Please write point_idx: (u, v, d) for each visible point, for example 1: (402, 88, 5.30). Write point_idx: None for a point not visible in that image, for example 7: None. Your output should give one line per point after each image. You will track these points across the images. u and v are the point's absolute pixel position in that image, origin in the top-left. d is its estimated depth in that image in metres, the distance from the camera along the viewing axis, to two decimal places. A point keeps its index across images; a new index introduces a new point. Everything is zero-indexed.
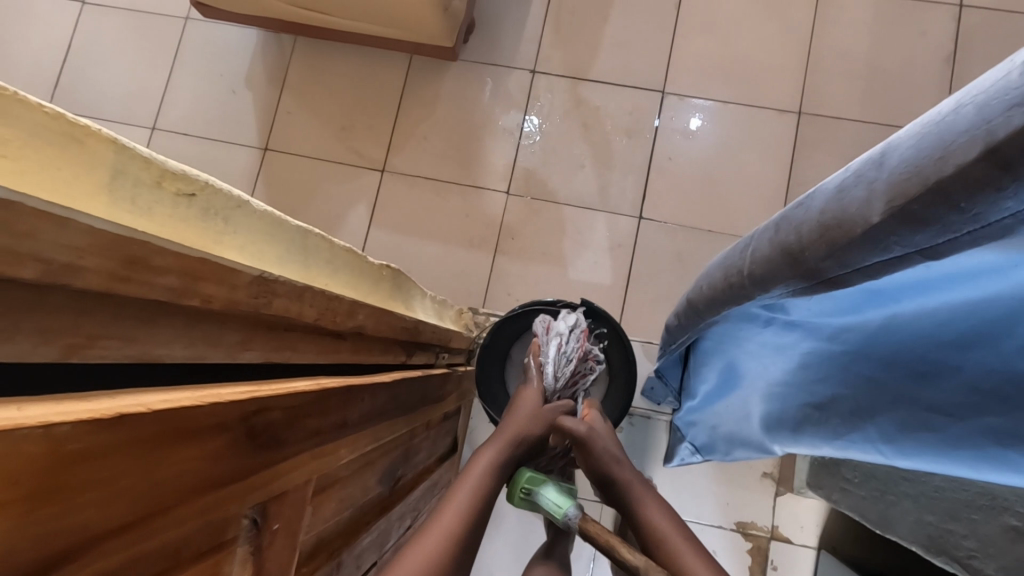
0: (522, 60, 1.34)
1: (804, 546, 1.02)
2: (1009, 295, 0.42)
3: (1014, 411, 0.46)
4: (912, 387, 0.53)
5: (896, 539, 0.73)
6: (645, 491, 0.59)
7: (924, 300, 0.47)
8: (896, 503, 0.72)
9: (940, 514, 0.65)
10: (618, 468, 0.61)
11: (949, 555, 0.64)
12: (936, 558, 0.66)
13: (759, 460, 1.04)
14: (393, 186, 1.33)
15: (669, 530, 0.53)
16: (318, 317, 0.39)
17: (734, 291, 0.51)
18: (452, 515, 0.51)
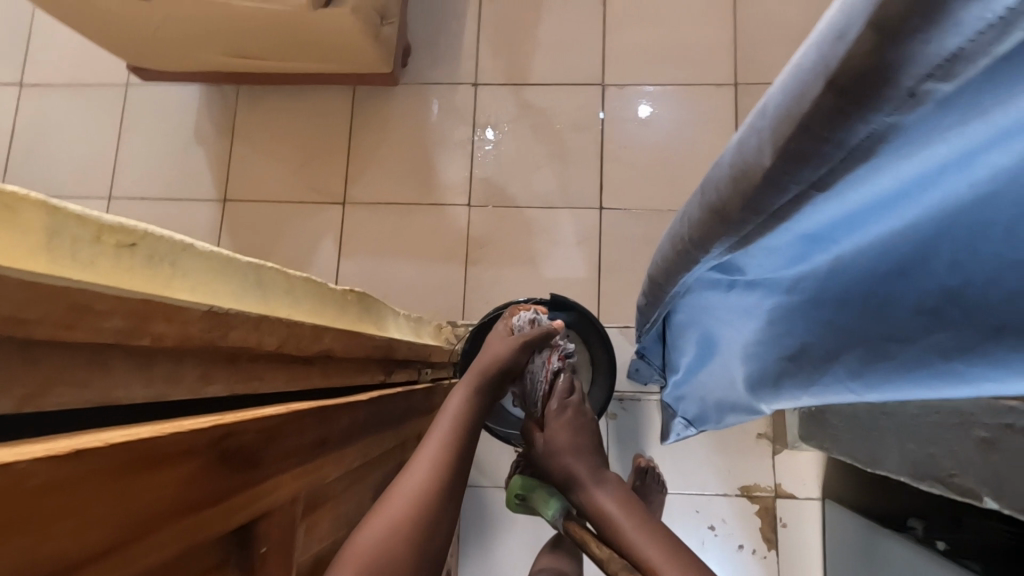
0: (463, 75, 1.37)
1: (809, 499, 1.04)
2: (925, 219, 0.43)
3: (951, 330, 0.47)
4: (870, 321, 0.55)
5: (886, 473, 0.74)
6: (591, 477, 0.64)
7: (858, 230, 0.48)
8: (882, 438, 0.74)
9: (919, 441, 0.67)
10: (577, 468, 0.65)
11: (932, 479, 0.65)
12: (921, 483, 0.67)
13: (753, 422, 1.06)
14: (357, 216, 1.34)
15: (622, 517, 0.59)
16: (281, 344, 0.40)
17: (679, 257, 0.55)
18: (429, 459, 0.54)
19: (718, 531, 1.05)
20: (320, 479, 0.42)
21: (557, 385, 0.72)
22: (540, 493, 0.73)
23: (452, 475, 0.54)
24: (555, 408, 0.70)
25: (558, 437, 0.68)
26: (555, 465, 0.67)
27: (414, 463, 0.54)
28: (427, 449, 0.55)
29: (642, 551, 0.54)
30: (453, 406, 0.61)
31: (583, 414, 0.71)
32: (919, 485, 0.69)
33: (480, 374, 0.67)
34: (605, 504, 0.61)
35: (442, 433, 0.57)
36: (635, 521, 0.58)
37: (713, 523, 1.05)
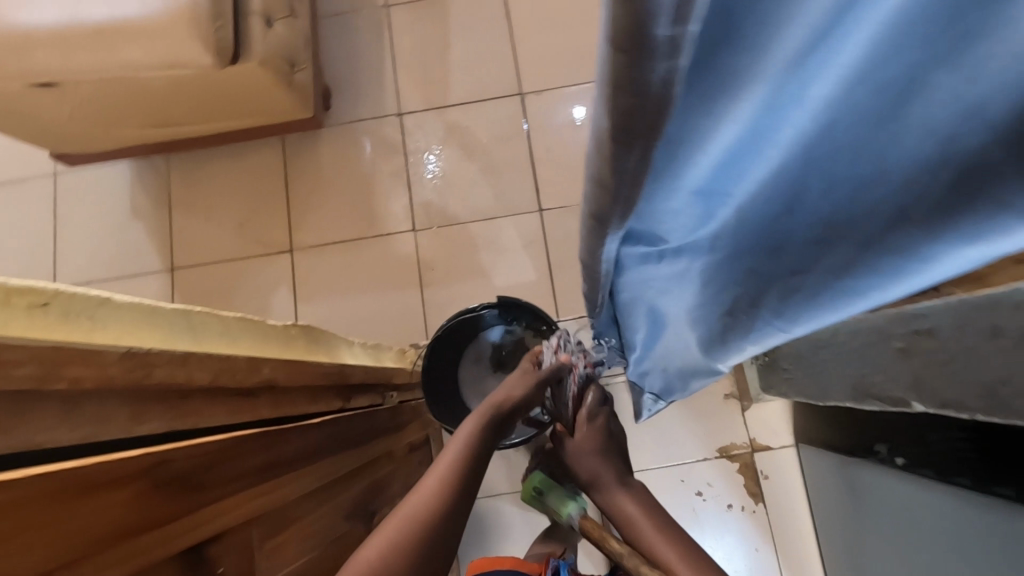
0: (386, 108, 1.41)
1: (784, 447, 1.08)
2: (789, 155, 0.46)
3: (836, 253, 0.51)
4: (776, 258, 0.59)
5: (837, 403, 0.78)
6: (615, 481, 0.67)
7: (733, 178, 0.51)
8: (825, 370, 0.78)
9: (853, 364, 0.71)
10: (603, 474, 0.68)
11: (869, 397, 0.69)
12: (864, 403, 0.71)
13: (717, 384, 1.10)
14: (306, 261, 1.36)
15: (642, 518, 0.62)
16: (215, 378, 0.42)
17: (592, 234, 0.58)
18: (423, 490, 0.54)
19: (706, 496, 1.07)
20: (278, 499, 0.45)
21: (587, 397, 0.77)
22: (557, 494, 0.81)
23: (453, 500, 0.54)
24: (588, 416, 0.75)
25: (587, 440, 0.72)
26: (581, 466, 0.71)
27: (409, 496, 0.54)
28: (438, 472, 0.57)
29: (662, 554, 0.56)
30: (467, 437, 0.62)
31: (611, 426, 0.75)
32: (862, 405, 0.73)
33: (497, 402, 0.69)
34: (625, 505, 0.64)
35: (453, 461, 0.59)
36: (652, 520, 0.62)
37: (701, 489, 1.08)
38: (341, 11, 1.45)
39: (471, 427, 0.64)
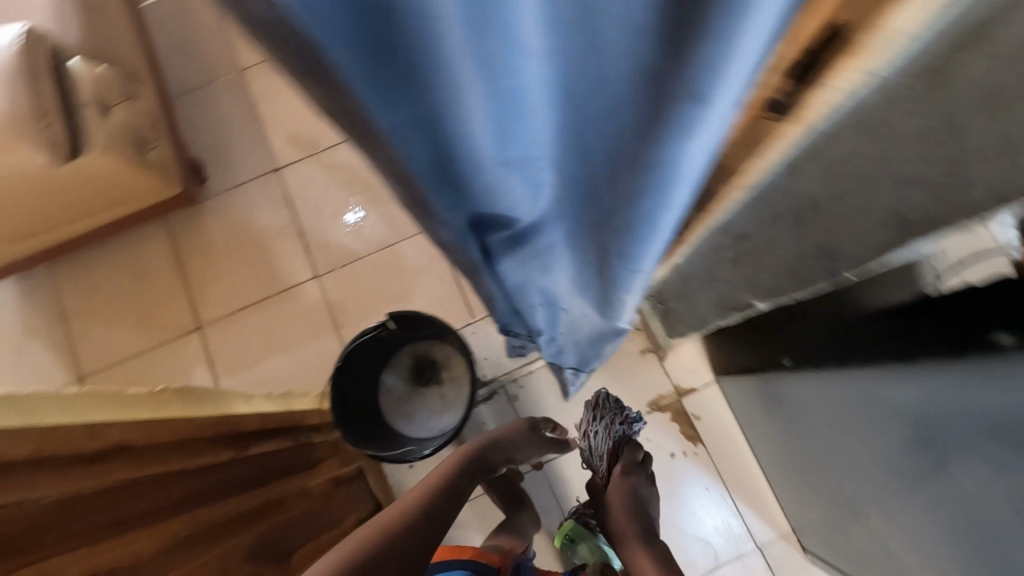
0: (262, 166, 1.42)
1: (707, 384, 1.12)
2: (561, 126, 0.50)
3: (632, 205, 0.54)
4: (599, 206, 0.63)
5: (716, 324, 0.83)
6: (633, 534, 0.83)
7: (529, 149, 0.54)
8: (694, 296, 0.83)
9: (708, 283, 0.76)
10: (627, 526, 0.85)
11: (730, 309, 0.74)
12: (729, 316, 0.75)
13: (631, 343, 1.14)
14: (217, 334, 1.34)
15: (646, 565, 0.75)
16: (38, 449, 0.46)
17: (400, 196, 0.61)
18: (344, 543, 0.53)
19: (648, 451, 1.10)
20: (137, 549, 0.50)
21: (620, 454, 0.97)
22: (585, 546, 1.01)
23: (367, 546, 0.53)
24: (621, 470, 0.94)
25: (618, 492, 0.92)
26: (612, 518, 0.89)
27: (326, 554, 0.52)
28: (415, 499, 0.65)
29: None
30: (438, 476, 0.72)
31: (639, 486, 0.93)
32: (730, 318, 0.77)
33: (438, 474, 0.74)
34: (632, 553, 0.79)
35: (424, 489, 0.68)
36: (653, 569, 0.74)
37: None
38: (195, 85, 1.46)
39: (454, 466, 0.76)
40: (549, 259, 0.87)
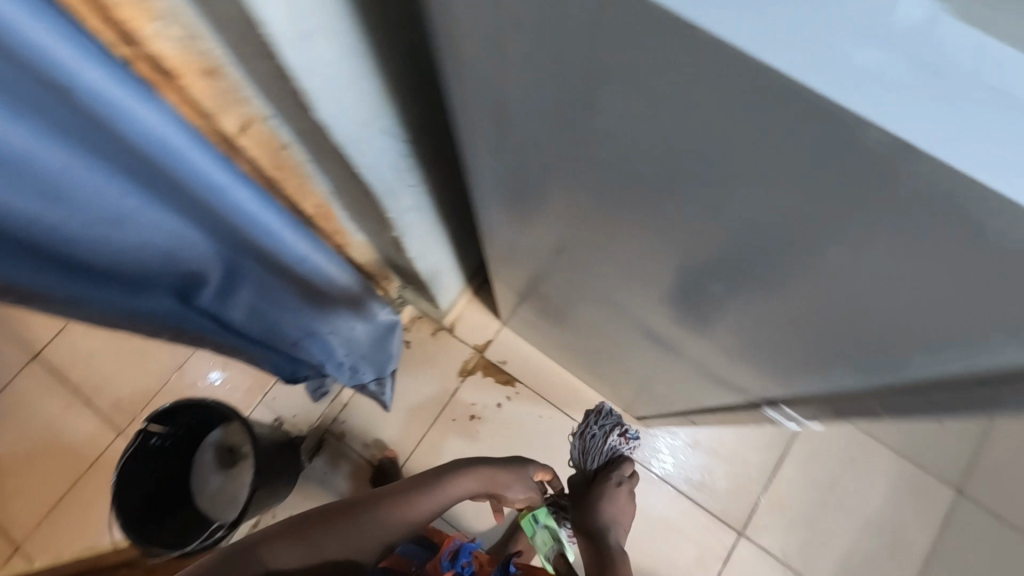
0: (12, 362, 1.34)
1: (498, 329, 1.20)
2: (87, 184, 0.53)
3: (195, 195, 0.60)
4: (209, 224, 0.67)
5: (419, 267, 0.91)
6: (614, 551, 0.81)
7: (88, 217, 0.57)
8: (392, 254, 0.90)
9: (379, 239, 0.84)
10: (610, 542, 0.82)
11: (402, 249, 0.82)
12: (408, 254, 0.84)
13: (419, 331, 1.21)
14: (40, 545, 1.24)
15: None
16: None
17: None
18: None
19: (479, 413, 1.17)
20: None
21: (615, 461, 0.87)
22: (542, 533, 0.85)
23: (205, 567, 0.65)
24: (617, 481, 0.85)
25: (607, 499, 0.84)
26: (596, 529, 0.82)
27: None
28: (406, 508, 0.77)
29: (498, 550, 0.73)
30: (441, 490, 0.79)
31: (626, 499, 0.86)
32: (413, 257, 0.86)
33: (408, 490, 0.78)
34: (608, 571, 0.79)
35: (416, 481, 0.80)
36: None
37: (472, 413, 1.17)
38: None
39: (463, 481, 0.81)
40: (264, 304, 0.89)
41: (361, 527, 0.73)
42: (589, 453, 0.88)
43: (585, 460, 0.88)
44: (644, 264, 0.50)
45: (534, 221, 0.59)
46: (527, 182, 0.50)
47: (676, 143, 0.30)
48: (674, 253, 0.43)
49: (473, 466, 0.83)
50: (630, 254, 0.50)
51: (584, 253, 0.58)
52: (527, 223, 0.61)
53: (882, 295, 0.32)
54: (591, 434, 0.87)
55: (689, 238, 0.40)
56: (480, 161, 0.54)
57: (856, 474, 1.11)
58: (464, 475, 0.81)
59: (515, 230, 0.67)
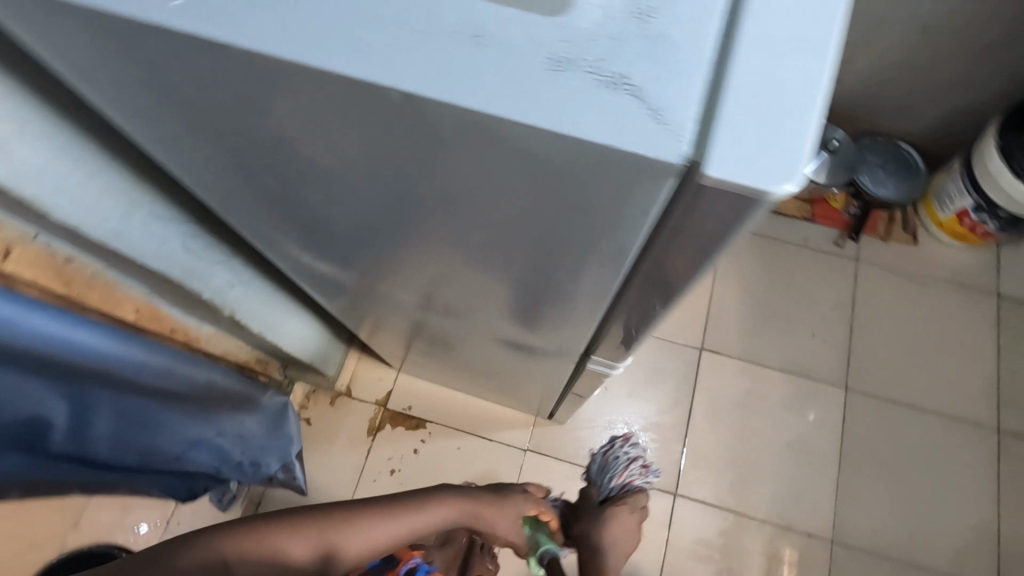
0: None
1: (394, 378, 1.20)
2: None
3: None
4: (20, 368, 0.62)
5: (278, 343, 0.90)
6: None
7: None
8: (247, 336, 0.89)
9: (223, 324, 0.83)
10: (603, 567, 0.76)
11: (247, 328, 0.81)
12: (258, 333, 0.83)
13: (316, 405, 1.18)
14: None
15: None
16: None
17: None
18: None
19: (397, 466, 1.15)
20: None
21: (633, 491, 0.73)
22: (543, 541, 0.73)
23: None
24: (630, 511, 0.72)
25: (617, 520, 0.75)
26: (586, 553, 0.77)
27: None
28: (376, 531, 0.64)
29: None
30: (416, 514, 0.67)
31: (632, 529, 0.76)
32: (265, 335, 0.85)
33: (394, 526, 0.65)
34: None
35: (389, 499, 0.67)
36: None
37: (390, 467, 1.14)
38: None
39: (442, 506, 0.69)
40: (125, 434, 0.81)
41: (332, 553, 0.62)
42: (607, 475, 0.73)
43: (602, 484, 0.74)
44: (429, 277, 0.52)
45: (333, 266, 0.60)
46: (293, 230, 0.51)
47: (334, 160, 0.33)
48: (428, 253, 0.46)
49: (454, 491, 0.70)
50: (411, 269, 0.52)
51: (387, 280, 0.60)
52: (331, 268, 0.63)
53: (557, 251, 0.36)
54: (613, 457, 0.73)
55: (425, 242, 0.42)
56: (250, 227, 0.54)
57: (758, 406, 1.19)
58: (444, 503, 0.68)
59: (331, 280, 0.68)
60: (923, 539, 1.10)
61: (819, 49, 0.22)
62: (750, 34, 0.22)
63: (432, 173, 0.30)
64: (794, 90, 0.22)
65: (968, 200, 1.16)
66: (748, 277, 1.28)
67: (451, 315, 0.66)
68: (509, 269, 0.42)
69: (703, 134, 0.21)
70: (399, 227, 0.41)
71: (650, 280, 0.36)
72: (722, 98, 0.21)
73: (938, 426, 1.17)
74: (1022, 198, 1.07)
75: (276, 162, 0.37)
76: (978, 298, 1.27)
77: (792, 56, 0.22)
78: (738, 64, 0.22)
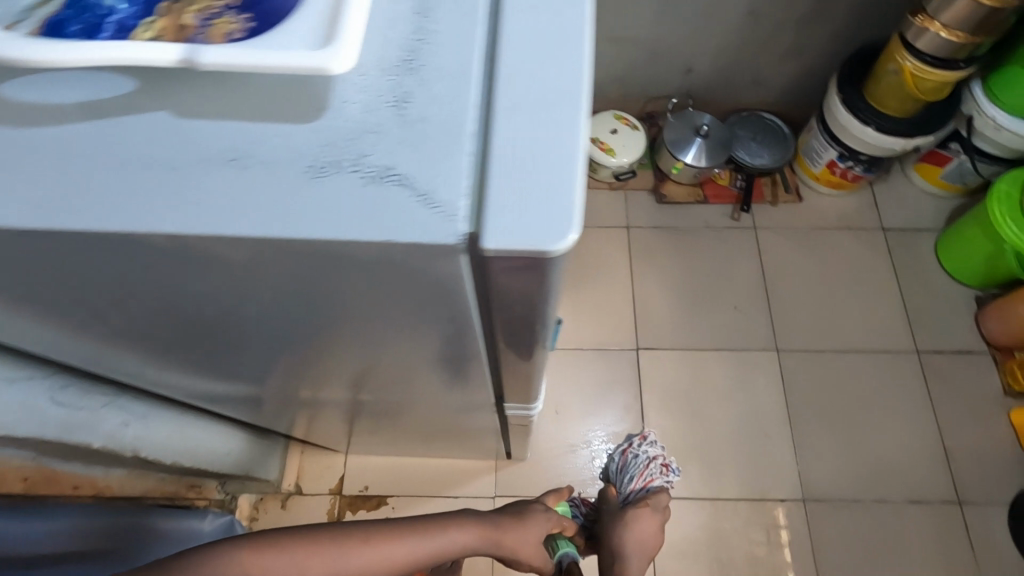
0: None
1: (343, 462, 1.15)
2: None
3: None
4: None
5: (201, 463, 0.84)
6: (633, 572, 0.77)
7: None
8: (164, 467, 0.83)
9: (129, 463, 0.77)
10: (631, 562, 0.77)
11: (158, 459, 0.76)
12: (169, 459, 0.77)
13: (267, 515, 1.10)
14: None
15: None
16: None
17: None
18: None
19: None
20: None
21: (651, 484, 0.87)
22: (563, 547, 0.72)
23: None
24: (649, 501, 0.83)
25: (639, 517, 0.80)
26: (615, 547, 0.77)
27: None
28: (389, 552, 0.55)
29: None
30: (430, 540, 0.58)
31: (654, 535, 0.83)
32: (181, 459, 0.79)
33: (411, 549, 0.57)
34: None
35: (398, 524, 0.57)
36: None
37: None
38: None
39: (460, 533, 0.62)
40: None
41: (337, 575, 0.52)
42: (626, 470, 0.89)
43: (624, 478, 0.89)
44: (320, 365, 0.51)
45: (219, 379, 0.57)
46: (166, 351, 0.49)
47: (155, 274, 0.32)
48: (308, 345, 0.45)
49: (476, 517, 0.65)
50: (300, 363, 0.50)
51: (283, 380, 0.57)
52: (224, 383, 0.59)
53: (410, 317, 0.37)
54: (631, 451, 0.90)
55: (294, 331, 0.42)
56: (118, 360, 0.51)
57: (703, 388, 1.22)
58: (468, 526, 0.63)
59: (230, 396, 0.64)
60: (882, 472, 1.15)
61: (573, 104, 0.25)
62: (504, 101, 0.25)
63: (255, 276, 0.31)
64: (550, 150, 0.25)
65: (832, 152, 1.26)
66: (663, 268, 1.32)
67: (363, 395, 0.64)
68: (385, 339, 0.42)
69: (472, 213, 0.24)
70: (259, 327, 0.41)
71: (512, 323, 0.36)
72: (484, 175, 0.24)
73: (866, 361, 1.24)
74: (875, 143, 1.17)
75: (105, 286, 0.35)
76: (866, 235, 1.36)
77: (548, 119, 0.25)
78: (500, 131, 0.25)
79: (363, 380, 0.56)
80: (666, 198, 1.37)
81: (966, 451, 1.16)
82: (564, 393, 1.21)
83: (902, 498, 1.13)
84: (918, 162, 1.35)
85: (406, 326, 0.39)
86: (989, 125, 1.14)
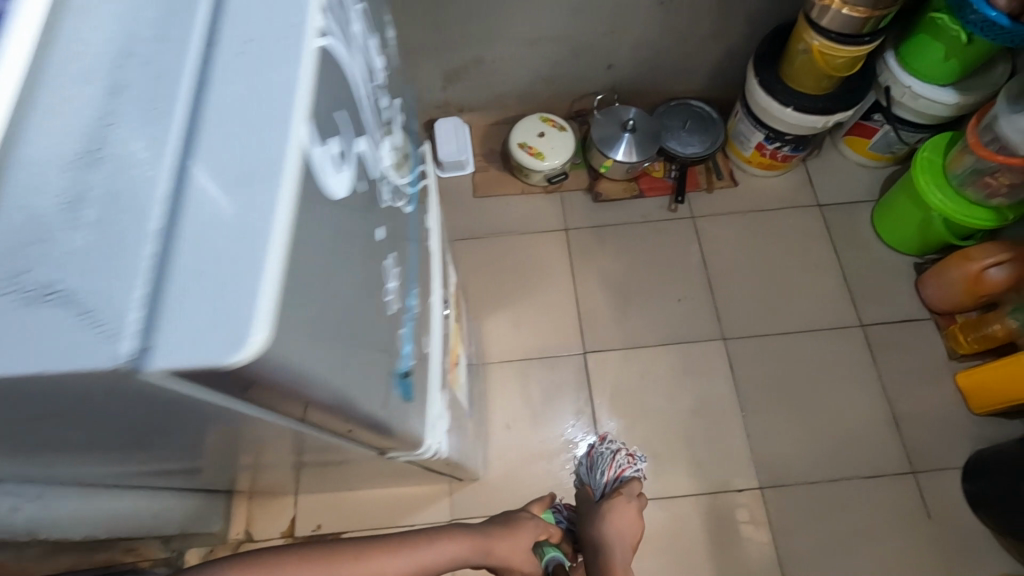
0: None
1: (293, 503, 1.12)
2: None
3: None
4: None
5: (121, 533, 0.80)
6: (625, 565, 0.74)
7: None
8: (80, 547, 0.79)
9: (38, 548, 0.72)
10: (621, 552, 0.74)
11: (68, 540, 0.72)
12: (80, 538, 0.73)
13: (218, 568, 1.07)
14: None
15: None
16: None
17: None
18: None
19: None
20: None
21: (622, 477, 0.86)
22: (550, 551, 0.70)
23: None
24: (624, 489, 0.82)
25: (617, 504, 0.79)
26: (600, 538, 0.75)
27: None
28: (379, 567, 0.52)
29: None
30: (425, 551, 0.57)
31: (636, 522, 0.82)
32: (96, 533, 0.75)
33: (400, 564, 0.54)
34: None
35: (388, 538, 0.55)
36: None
37: None
38: None
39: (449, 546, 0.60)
40: None
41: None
42: (595, 469, 0.88)
43: (594, 476, 0.87)
44: (179, 453, 0.47)
45: (91, 469, 0.53)
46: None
47: None
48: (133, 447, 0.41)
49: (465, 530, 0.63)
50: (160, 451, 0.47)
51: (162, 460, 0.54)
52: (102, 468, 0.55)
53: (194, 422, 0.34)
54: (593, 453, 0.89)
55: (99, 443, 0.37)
56: None
57: (655, 385, 1.21)
58: (459, 538, 0.61)
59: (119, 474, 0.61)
60: (837, 450, 1.15)
61: (267, 206, 0.25)
62: (192, 209, 0.25)
63: None
64: (234, 254, 0.24)
65: (760, 135, 1.25)
66: (604, 268, 1.31)
67: (263, 456, 0.60)
68: (206, 434, 0.38)
69: (141, 328, 0.23)
70: (53, 443, 0.37)
71: (306, 415, 0.33)
72: (159, 287, 0.24)
73: (812, 341, 1.24)
74: (796, 123, 1.16)
75: None
76: (804, 214, 1.36)
77: (237, 222, 0.25)
78: (182, 241, 0.25)
79: (247, 452, 0.52)
80: (602, 195, 1.35)
81: (916, 420, 1.17)
82: (515, 406, 1.19)
83: (857, 474, 1.13)
84: (846, 135, 1.35)
85: (201, 428, 0.35)
86: (904, 95, 1.14)
